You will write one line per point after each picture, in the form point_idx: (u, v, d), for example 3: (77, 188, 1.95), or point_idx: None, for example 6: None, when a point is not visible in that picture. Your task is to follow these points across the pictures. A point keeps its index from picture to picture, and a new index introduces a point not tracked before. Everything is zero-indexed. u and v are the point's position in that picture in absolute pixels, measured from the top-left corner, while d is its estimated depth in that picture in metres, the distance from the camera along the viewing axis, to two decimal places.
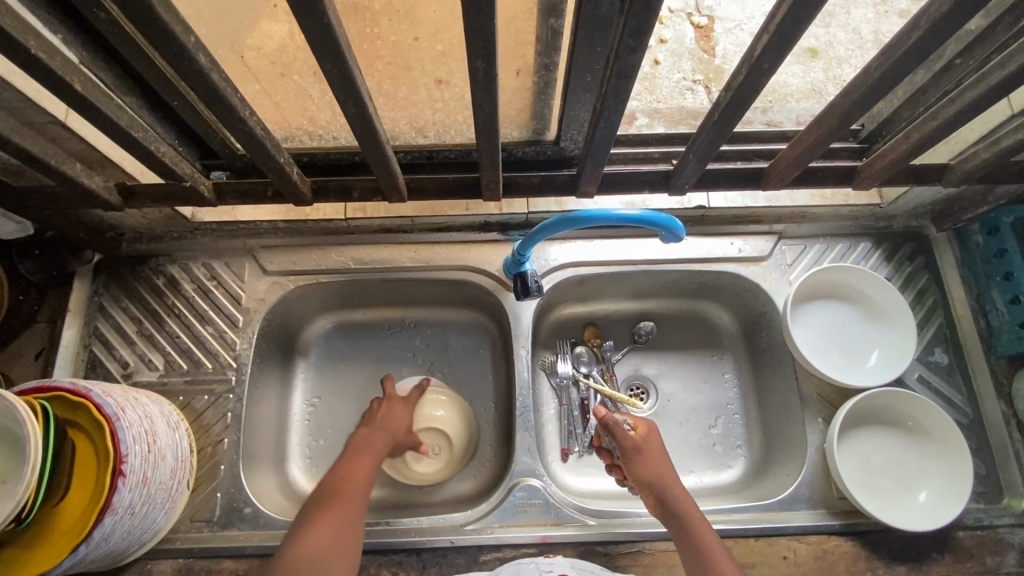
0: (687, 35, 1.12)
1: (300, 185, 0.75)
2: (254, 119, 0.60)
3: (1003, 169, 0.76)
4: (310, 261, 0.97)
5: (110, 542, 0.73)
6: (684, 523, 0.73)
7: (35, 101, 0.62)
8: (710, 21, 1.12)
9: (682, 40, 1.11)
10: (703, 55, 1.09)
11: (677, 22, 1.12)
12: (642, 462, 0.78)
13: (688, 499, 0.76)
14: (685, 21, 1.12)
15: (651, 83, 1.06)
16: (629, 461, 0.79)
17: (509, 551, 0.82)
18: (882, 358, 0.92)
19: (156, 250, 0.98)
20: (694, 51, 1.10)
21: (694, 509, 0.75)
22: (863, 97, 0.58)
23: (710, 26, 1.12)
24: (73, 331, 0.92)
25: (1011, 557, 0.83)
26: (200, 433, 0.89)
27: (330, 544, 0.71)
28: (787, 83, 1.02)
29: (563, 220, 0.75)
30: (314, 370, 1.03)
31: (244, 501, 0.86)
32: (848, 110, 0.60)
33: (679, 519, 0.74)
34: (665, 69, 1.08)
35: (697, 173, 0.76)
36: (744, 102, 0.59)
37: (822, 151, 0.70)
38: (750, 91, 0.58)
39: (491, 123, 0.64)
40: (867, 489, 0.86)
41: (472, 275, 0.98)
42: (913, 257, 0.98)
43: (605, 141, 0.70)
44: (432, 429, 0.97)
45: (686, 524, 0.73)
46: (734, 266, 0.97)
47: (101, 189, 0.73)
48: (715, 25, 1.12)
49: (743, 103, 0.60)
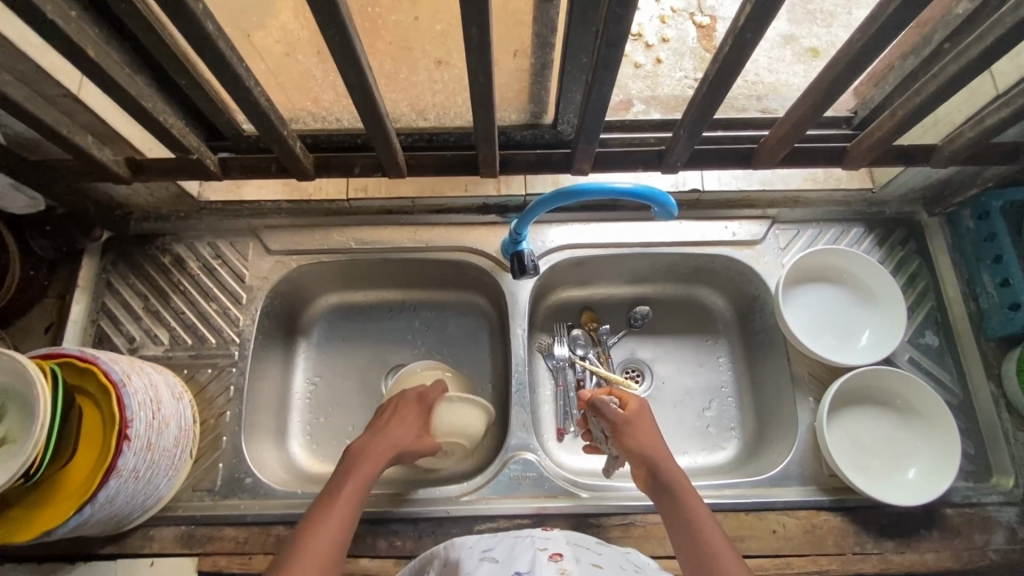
0: (689, 34, 1.14)
1: (304, 161, 0.79)
2: (259, 90, 0.63)
3: (989, 150, 0.78)
4: (314, 241, 0.99)
5: (114, 504, 0.75)
6: (674, 496, 0.73)
7: (50, 73, 0.65)
8: (711, 21, 1.15)
9: (684, 39, 1.14)
10: (704, 54, 1.11)
11: (679, 22, 1.15)
12: (633, 436, 0.79)
13: (680, 473, 0.76)
14: (687, 21, 1.15)
15: (653, 81, 1.07)
16: (620, 433, 0.80)
17: (503, 522, 0.84)
18: (873, 339, 0.94)
19: (163, 229, 1.00)
20: (695, 50, 1.12)
21: (686, 482, 0.75)
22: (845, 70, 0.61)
23: (712, 25, 1.15)
24: (81, 306, 0.95)
25: (999, 535, 0.84)
26: (203, 405, 0.92)
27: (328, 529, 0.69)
28: (789, 79, 1.04)
29: (557, 195, 0.78)
30: (315, 351, 1.05)
31: (245, 472, 0.89)
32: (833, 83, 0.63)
33: (670, 493, 0.74)
34: (667, 68, 1.09)
35: (688, 151, 0.79)
36: (733, 68, 0.62)
37: (814, 123, 0.72)
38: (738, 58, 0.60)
39: (486, 95, 0.67)
40: (857, 467, 0.87)
41: (471, 256, 1.00)
42: (904, 242, 0.99)
43: (598, 113, 0.73)
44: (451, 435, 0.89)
45: (678, 495, 0.73)
46: (728, 249, 0.99)
47: (111, 161, 0.76)
48: (716, 24, 1.15)
49: (731, 72, 0.63)
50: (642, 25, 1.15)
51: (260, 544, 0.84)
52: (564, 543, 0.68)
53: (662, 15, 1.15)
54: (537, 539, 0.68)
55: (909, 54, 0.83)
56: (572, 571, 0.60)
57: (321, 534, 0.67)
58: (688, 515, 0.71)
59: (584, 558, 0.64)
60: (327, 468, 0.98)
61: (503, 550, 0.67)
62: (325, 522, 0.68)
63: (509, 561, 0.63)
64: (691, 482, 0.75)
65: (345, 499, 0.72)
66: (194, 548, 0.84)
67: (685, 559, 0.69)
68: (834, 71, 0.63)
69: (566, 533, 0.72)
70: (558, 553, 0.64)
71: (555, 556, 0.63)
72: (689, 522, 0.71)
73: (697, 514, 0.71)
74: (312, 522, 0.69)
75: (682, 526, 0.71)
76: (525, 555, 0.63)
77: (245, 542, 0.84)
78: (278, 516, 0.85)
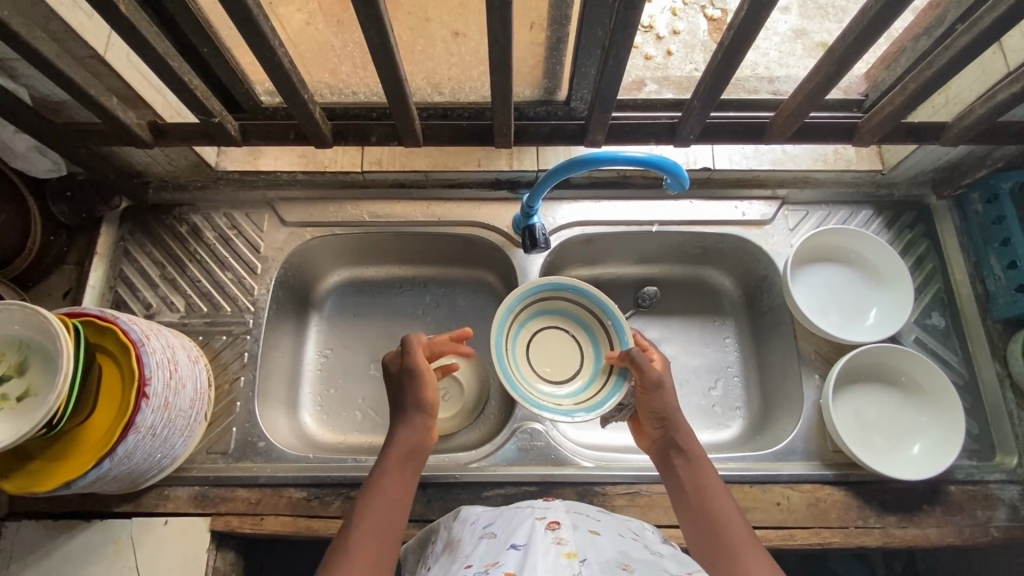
0: (699, 27, 1.14)
1: (323, 127, 0.81)
2: (281, 50, 0.66)
3: (998, 129, 0.79)
4: (328, 214, 1.01)
5: (132, 460, 0.76)
6: (689, 462, 0.72)
7: (77, 33, 0.67)
8: (722, 13, 1.15)
9: (695, 31, 1.13)
10: (715, 45, 1.11)
11: (691, 14, 1.15)
12: (658, 398, 0.75)
13: (694, 440, 0.74)
14: (698, 13, 1.15)
15: (662, 72, 1.07)
16: (645, 394, 0.76)
17: (511, 489, 0.86)
18: (880, 316, 0.95)
19: (180, 199, 1.02)
20: (705, 42, 1.12)
21: (699, 449, 0.73)
22: (872, 24, 0.63)
23: (723, 18, 1.15)
24: (99, 273, 0.96)
25: (1001, 512, 0.85)
26: (217, 370, 0.94)
27: (381, 519, 0.65)
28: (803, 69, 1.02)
29: (568, 164, 0.80)
30: (326, 323, 1.07)
31: (258, 435, 0.90)
32: (865, 31, 0.64)
33: (684, 458, 0.73)
34: (677, 60, 1.09)
35: (701, 122, 0.81)
36: (755, 23, 0.64)
37: (831, 89, 0.74)
38: (761, 9, 0.62)
39: (504, 60, 0.68)
40: (860, 443, 0.89)
41: (482, 232, 1.01)
42: (912, 225, 1.00)
43: (613, 86, 0.74)
44: (562, 347, 0.90)
45: (686, 460, 0.72)
46: (737, 229, 0.99)
47: (135, 124, 0.78)
48: (727, 17, 1.15)
49: (749, 34, 0.65)
50: (654, 16, 1.14)
51: (272, 506, 0.86)
52: (563, 512, 0.64)
53: (674, 7, 1.15)
54: (536, 509, 0.65)
55: (922, 36, 0.82)
56: (569, 540, 0.57)
57: (375, 522, 0.64)
58: (697, 482, 0.70)
59: (583, 525, 0.61)
60: (337, 438, 0.99)
61: (502, 523, 0.64)
62: (377, 511, 0.65)
63: (507, 534, 0.61)
64: (702, 448, 0.74)
65: (392, 486, 0.68)
66: (208, 508, 0.86)
67: (688, 526, 0.68)
68: (857, 31, 0.65)
69: (566, 503, 0.68)
70: (556, 521, 0.62)
71: (553, 525, 0.60)
72: (697, 488, 0.70)
73: (708, 483, 0.70)
74: (366, 507, 0.66)
75: (691, 493, 0.70)
76: (523, 526, 0.61)
77: (256, 503, 0.86)
78: (290, 479, 0.87)
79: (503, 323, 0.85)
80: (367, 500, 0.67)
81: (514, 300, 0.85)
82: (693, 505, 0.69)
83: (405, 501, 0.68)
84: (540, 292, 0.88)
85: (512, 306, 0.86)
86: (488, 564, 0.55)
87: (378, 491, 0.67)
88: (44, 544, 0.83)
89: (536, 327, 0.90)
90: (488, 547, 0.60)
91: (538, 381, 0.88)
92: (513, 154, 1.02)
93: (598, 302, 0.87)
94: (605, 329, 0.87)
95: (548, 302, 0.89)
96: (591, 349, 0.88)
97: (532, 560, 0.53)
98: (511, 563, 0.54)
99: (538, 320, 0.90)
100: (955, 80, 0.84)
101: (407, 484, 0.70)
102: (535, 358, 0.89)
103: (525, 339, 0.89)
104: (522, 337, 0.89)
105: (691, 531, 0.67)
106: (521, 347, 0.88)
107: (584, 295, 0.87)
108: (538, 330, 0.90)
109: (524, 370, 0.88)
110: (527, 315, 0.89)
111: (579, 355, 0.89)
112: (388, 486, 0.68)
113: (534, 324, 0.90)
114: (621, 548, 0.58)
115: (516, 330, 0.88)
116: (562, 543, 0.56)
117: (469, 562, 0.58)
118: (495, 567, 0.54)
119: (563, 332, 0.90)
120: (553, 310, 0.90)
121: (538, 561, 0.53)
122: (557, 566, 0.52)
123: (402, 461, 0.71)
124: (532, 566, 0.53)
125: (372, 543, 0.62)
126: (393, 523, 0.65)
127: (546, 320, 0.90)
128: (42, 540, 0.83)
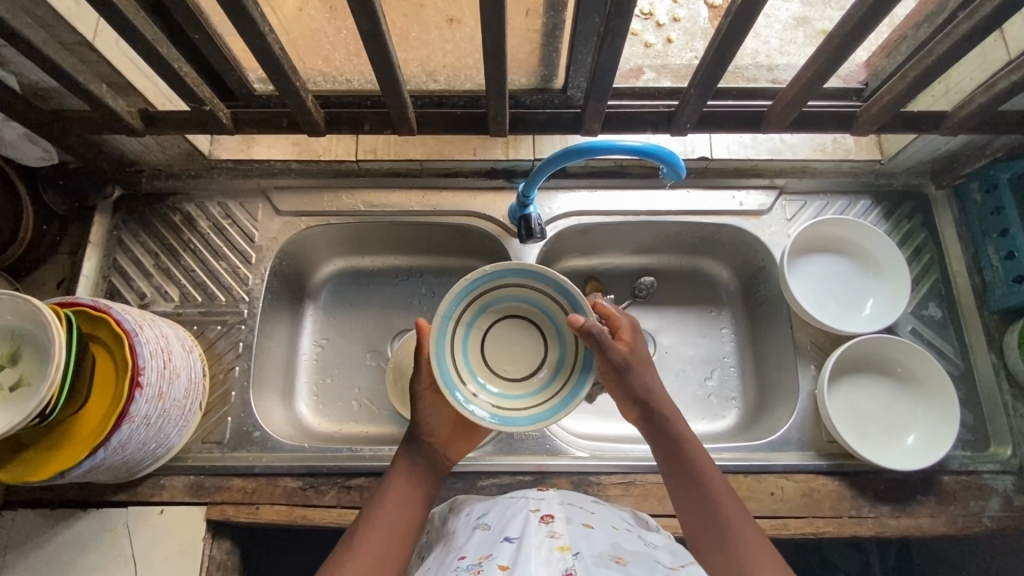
0: (700, 14, 1.12)
1: (316, 115, 0.80)
2: (272, 37, 0.65)
3: (998, 118, 0.79)
4: (323, 203, 1.00)
5: (127, 449, 0.76)
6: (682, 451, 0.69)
7: (65, 19, 0.66)
8: None
9: (695, 19, 1.11)
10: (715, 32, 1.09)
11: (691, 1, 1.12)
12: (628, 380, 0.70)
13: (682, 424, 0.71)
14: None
15: (662, 60, 1.05)
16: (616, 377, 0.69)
17: (506, 478, 0.86)
18: (877, 307, 0.95)
19: (173, 187, 1.01)
20: (706, 30, 1.10)
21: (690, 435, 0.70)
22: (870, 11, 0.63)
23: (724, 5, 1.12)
24: (92, 262, 0.96)
25: (994, 502, 0.85)
26: (213, 360, 0.93)
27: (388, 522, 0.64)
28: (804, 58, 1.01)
29: (566, 153, 0.79)
30: (322, 313, 1.07)
31: (254, 425, 0.90)
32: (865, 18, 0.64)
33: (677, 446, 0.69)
34: (677, 48, 1.08)
35: (699, 110, 0.80)
36: (753, 9, 0.63)
37: (829, 78, 0.74)
38: None
39: (499, 48, 0.67)
40: (855, 433, 0.89)
41: (479, 222, 1.00)
42: (910, 215, 0.99)
43: (608, 73, 0.73)
44: (519, 335, 0.76)
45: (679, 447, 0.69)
46: (735, 219, 0.99)
47: (125, 112, 0.77)
48: None
49: (746, 20, 0.65)
50: (654, 3, 1.12)
51: (268, 495, 0.86)
52: (556, 504, 0.64)
53: None
54: (530, 501, 0.65)
55: (922, 24, 0.82)
56: (562, 533, 0.57)
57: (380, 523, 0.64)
58: (696, 471, 0.68)
59: (577, 518, 0.61)
60: (335, 427, 1.00)
61: (497, 514, 0.64)
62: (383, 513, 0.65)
63: (501, 526, 0.61)
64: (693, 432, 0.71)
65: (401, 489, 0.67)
66: (204, 497, 0.86)
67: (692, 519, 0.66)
68: (856, 19, 0.65)
69: (561, 494, 0.69)
70: (550, 514, 0.62)
71: (546, 518, 0.60)
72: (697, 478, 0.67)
73: (709, 476, 0.67)
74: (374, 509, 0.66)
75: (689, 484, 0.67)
76: (517, 519, 0.61)
77: (252, 492, 0.86)
78: (286, 468, 0.87)
79: (444, 334, 0.71)
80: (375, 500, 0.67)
81: (451, 305, 0.71)
82: (693, 499, 0.67)
83: (416, 499, 0.67)
84: (479, 285, 0.72)
85: (449, 313, 0.71)
86: (482, 557, 0.56)
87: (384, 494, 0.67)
88: (41, 533, 0.84)
89: (487, 322, 0.75)
90: (482, 539, 0.60)
91: (504, 384, 0.74)
92: (509, 143, 1.01)
93: (548, 280, 0.72)
94: (563, 309, 0.73)
95: (493, 292, 0.73)
96: (555, 331, 0.75)
97: (526, 554, 0.53)
98: (505, 556, 0.54)
99: (486, 314, 0.75)
100: (956, 68, 0.83)
101: (418, 483, 0.69)
102: (495, 359, 0.75)
103: (475, 342, 0.74)
104: (473, 340, 0.74)
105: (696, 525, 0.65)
106: (474, 351, 0.74)
107: (532, 276, 0.72)
108: (489, 325, 0.75)
109: (485, 375, 0.74)
110: (474, 314, 0.73)
111: (542, 340, 0.75)
112: (396, 487, 0.68)
113: (481, 321, 0.75)
114: (614, 540, 0.59)
115: (463, 336, 0.73)
116: (555, 536, 0.56)
117: (463, 554, 0.58)
118: (489, 561, 0.54)
119: (519, 318, 0.76)
120: (500, 299, 0.74)
121: (531, 555, 0.53)
122: (551, 561, 0.52)
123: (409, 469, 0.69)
124: (526, 560, 0.53)
125: (376, 543, 0.62)
126: (400, 524, 0.65)
127: (496, 311, 0.75)
128: (38, 528, 0.84)
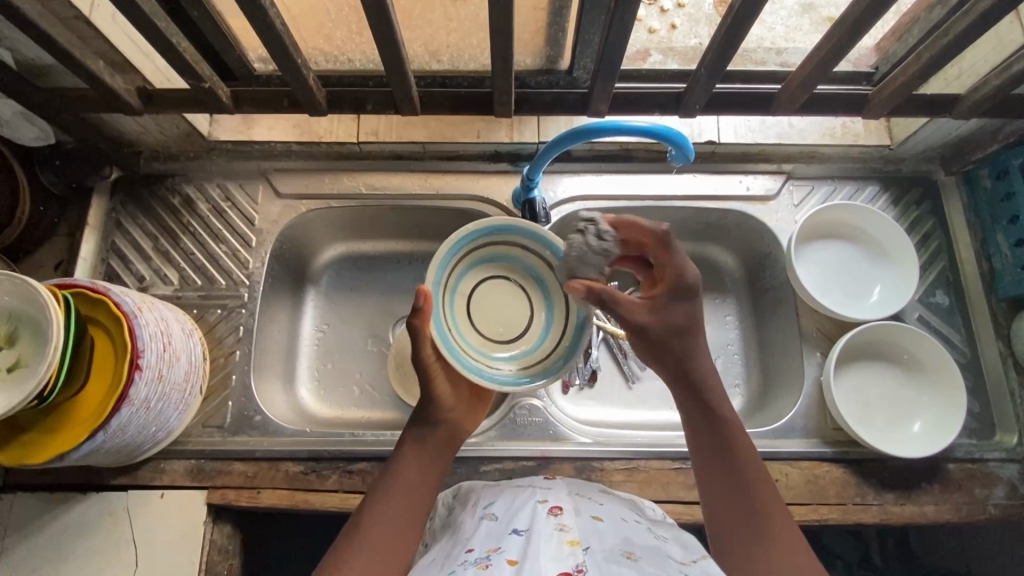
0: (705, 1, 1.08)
1: (317, 94, 0.78)
2: (273, 11, 0.64)
3: (1010, 102, 0.78)
4: (324, 186, 0.99)
5: (127, 432, 0.75)
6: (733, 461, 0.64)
7: None
8: None
9: (699, 6, 1.07)
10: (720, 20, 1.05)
11: None
12: (678, 313, 0.69)
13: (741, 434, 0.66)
14: None
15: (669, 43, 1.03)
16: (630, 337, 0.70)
17: (509, 463, 0.85)
18: (884, 294, 0.94)
19: (172, 169, 0.99)
20: (711, 17, 1.06)
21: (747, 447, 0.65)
22: None
23: None
24: (90, 245, 0.95)
25: (999, 490, 0.85)
26: (213, 344, 0.92)
27: (396, 510, 0.62)
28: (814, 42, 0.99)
29: (573, 134, 0.77)
30: (323, 298, 1.05)
31: (254, 410, 0.90)
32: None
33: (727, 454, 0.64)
34: (681, 34, 1.04)
35: (708, 92, 0.79)
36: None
37: (841, 59, 0.73)
38: None
39: (505, 23, 0.65)
40: (860, 420, 0.88)
41: (483, 206, 0.98)
42: (919, 202, 0.98)
43: (616, 54, 0.71)
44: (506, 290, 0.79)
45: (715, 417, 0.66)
46: (742, 204, 0.98)
47: (123, 90, 0.76)
48: None
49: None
50: None
51: (269, 480, 0.85)
52: (564, 495, 0.64)
53: None
54: (537, 491, 0.64)
55: (936, 6, 0.80)
56: (571, 526, 0.56)
57: (389, 509, 0.62)
58: (735, 451, 0.64)
59: (585, 510, 0.61)
60: (335, 413, 0.99)
61: (503, 505, 0.64)
62: (391, 499, 0.63)
63: (508, 518, 0.60)
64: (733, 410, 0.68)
65: (409, 475, 0.65)
66: (204, 482, 0.85)
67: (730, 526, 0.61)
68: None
69: (568, 483, 0.68)
70: (558, 505, 0.61)
71: (555, 510, 0.59)
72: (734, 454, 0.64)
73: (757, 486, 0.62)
74: (382, 493, 0.64)
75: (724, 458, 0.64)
76: (524, 510, 0.60)
77: (253, 477, 0.86)
78: (288, 453, 0.86)
79: (436, 301, 0.74)
80: (382, 484, 0.65)
81: (439, 272, 0.74)
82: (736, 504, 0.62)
83: (425, 486, 0.66)
84: (463, 247, 0.75)
85: (439, 279, 0.74)
86: (489, 550, 0.55)
87: (392, 478, 0.65)
88: (39, 517, 0.83)
89: (472, 283, 0.78)
90: (489, 530, 0.59)
91: (499, 344, 0.78)
92: (513, 126, 0.99)
93: (527, 234, 0.76)
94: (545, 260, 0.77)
95: (478, 252, 0.77)
96: (539, 284, 0.79)
97: (535, 548, 0.53)
98: (513, 550, 0.53)
99: (471, 275, 0.78)
100: (968, 51, 0.82)
101: (428, 469, 0.67)
102: (485, 321, 0.78)
103: (465, 305, 0.78)
104: (459, 303, 0.77)
105: (732, 531, 0.61)
106: (462, 314, 0.77)
107: (512, 231, 0.76)
108: (476, 287, 0.78)
109: (481, 339, 0.77)
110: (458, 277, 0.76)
111: (525, 299, 0.79)
112: (404, 471, 0.66)
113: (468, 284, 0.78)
114: (624, 534, 0.58)
115: (454, 301, 0.77)
116: (565, 530, 0.56)
117: (470, 547, 0.57)
118: (497, 553, 0.54)
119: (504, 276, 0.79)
120: (484, 260, 0.78)
121: (541, 550, 0.52)
122: (561, 555, 0.52)
123: (419, 452, 0.68)
124: (535, 555, 0.52)
125: (383, 530, 0.60)
126: (409, 513, 0.63)
127: (483, 272, 0.78)
128: (37, 512, 0.83)
